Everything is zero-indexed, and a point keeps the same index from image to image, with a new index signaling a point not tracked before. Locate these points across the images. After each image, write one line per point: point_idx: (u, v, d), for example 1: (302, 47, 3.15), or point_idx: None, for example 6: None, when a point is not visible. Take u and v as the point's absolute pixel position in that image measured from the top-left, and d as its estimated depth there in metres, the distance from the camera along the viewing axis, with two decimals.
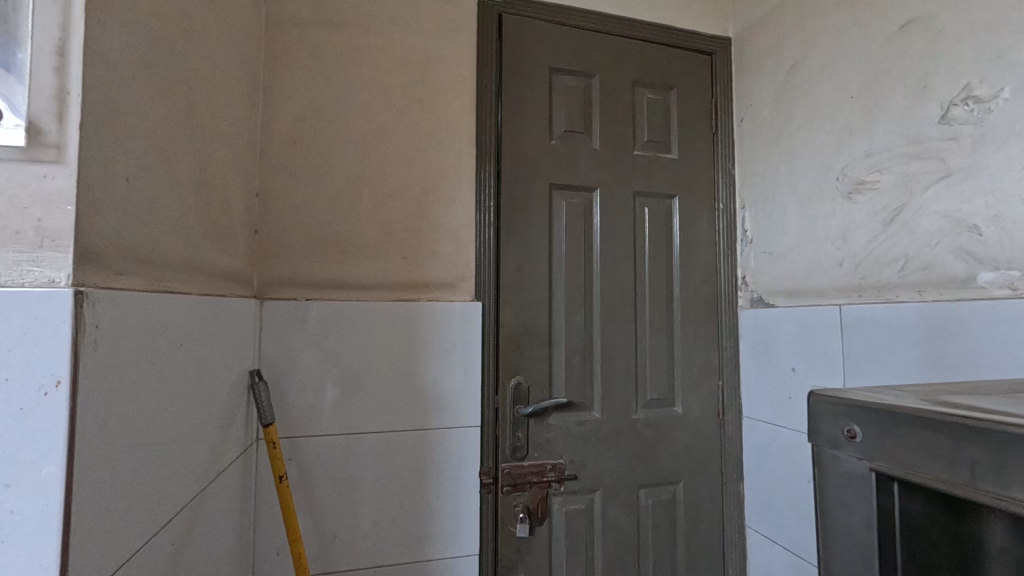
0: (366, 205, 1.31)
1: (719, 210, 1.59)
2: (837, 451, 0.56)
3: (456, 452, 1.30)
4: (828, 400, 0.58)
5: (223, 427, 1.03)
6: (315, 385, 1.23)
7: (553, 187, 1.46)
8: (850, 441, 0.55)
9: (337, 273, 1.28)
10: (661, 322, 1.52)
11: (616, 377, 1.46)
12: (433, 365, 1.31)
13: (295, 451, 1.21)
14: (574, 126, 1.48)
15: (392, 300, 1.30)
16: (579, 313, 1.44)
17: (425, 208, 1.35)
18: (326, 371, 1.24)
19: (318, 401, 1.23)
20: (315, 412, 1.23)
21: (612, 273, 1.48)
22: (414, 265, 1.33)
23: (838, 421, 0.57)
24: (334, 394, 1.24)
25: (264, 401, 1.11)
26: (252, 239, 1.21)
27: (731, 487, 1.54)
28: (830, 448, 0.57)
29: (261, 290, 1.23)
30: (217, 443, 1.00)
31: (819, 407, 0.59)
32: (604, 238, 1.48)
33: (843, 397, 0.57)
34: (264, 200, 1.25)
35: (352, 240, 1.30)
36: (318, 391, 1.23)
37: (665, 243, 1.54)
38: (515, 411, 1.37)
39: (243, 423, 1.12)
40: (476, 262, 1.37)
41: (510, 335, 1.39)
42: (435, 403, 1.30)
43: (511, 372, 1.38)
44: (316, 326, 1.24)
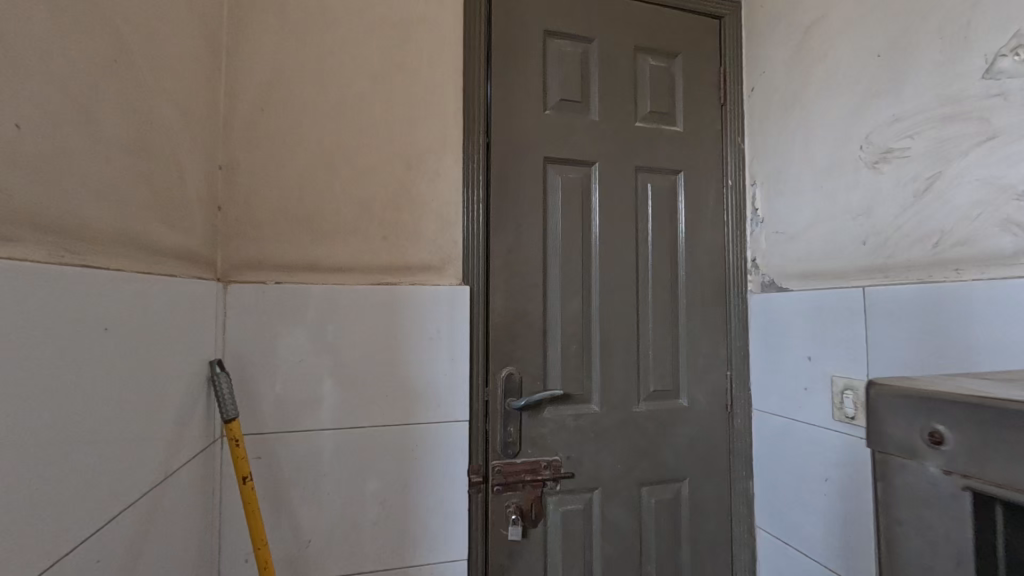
0: (343, 180, 1.19)
1: (728, 187, 1.48)
2: (915, 458, 0.51)
3: (443, 448, 1.20)
4: (897, 398, 0.52)
5: (179, 423, 0.92)
6: (286, 377, 1.12)
7: (548, 162, 1.34)
8: (931, 446, 0.49)
9: (311, 254, 1.17)
10: (664, 308, 1.41)
11: (616, 367, 1.35)
12: (417, 354, 1.20)
13: (265, 449, 1.10)
14: (570, 95, 1.36)
15: (370, 284, 1.19)
16: (576, 298, 1.33)
17: (408, 184, 1.24)
18: (299, 361, 1.13)
19: (290, 394, 1.12)
20: (287, 406, 1.12)
21: (613, 255, 1.37)
22: (396, 245, 1.22)
23: (913, 424, 0.51)
24: (308, 387, 1.13)
25: (226, 394, 1.00)
26: (214, 217, 1.09)
27: (740, 484, 1.43)
28: (902, 455, 0.52)
29: (225, 273, 1.11)
30: (171, 441, 0.89)
31: (885, 406, 0.53)
32: (604, 217, 1.36)
33: (922, 392, 0.51)
34: (227, 173, 1.13)
35: (326, 218, 1.18)
36: (290, 384, 1.12)
37: (669, 223, 1.42)
38: (506, 405, 1.26)
39: (203, 419, 1.02)
40: (464, 243, 1.26)
41: (501, 322, 1.27)
42: (419, 396, 1.19)
43: (502, 363, 1.27)
44: (287, 312, 1.13)
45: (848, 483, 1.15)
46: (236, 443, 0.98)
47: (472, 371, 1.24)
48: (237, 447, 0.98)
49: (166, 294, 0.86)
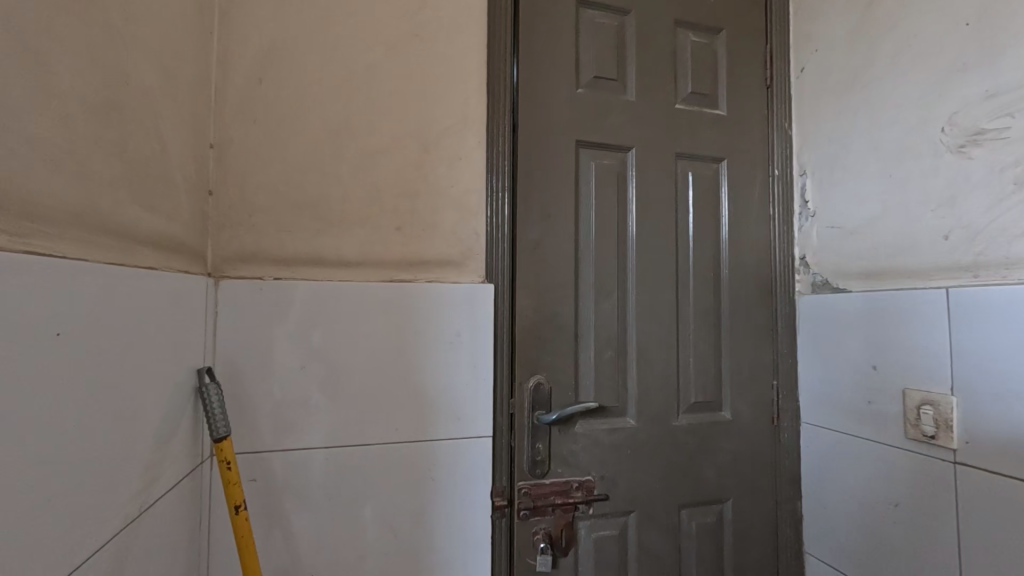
0: (351, 163, 1.05)
1: (774, 177, 1.34)
2: None
3: (464, 468, 1.06)
4: None
5: (160, 442, 0.77)
6: (285, 387, 0.98)
7: (580, 146, 1.20)
8: None
9: (316, 246, 1.02)
10: (706, 311, 1.27)
11: (654, 377, 1.21)
12: (434, 361, 1.06)
13: (260, 470, 0.96)
14: (605, 72, 1.22)
15: (382, 281, 1.05)
16: (611, 299, 1.19)
17: (425, 168, 1.09)
18: (300, 368, 0.99)
19: (290, 407, 0.98)
20: (286, 421, 0.97)
21: (651, 251, 1.23)
22: (411, 237, 1.08)
23: None
24: (310, 399, 0.99)
25: (217, 407, 0.85)
26: (203, 202, 0.94)
27: (788, 505, 1.30)
28: None
29: (215, 268, 0.97)
30: (151, 466, 0.75)
31: None
32: (641, 209, 1.23)
33: None
34: (220, 153, 0.98)
35: (332, 205, 1.04)
36: (290, 394, 0.98)
37: (711, 216, 1.29)
38: (535, 419, 1.12)
39: (190, 436, 0.87)
40: (487, 235, 1.12)
41: (528, 325, 1.13)
42: (436, 409, 1.05)
43: (530, 371, 1.13)
44: (288, 313, 0.99)
45: (924, 510, 1.01)
46: (228, 465, 0.83)
47: (496, 379, 1.10)
48: (229, 470, 0.83)
49: (142, 289, 0.71)
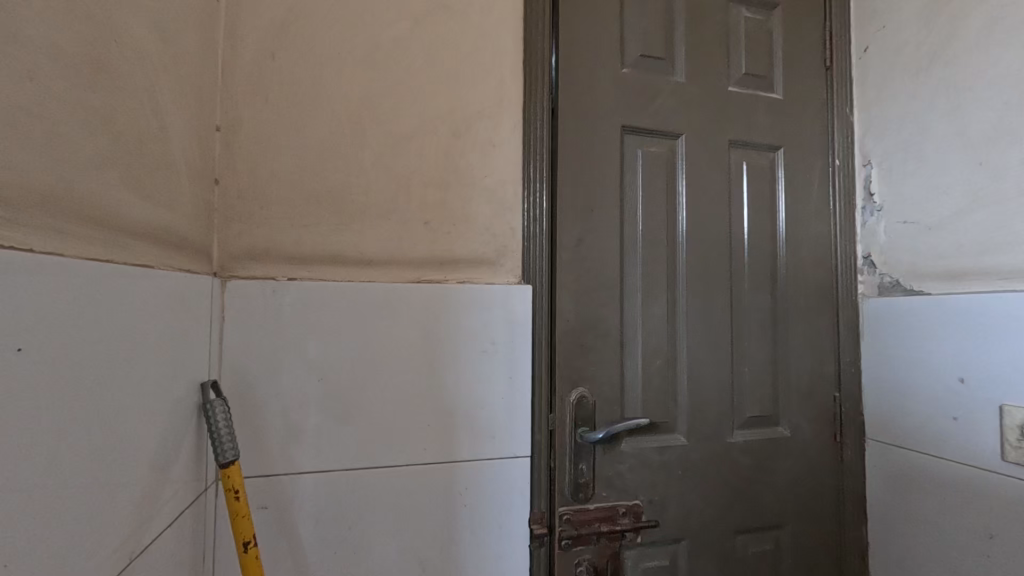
0: (374, 149, 0.94)
1: (835, 167, 1.21)
2: None
3: (499, 492, 0.94)
4: None
5: (157, 470, 0.66)
6: (300, 401, 0.86)
7: (626, 132, 1.08)
8: None
9: (335, 243, 0.91)
10: (762, 315, 1.15)
11: (706, 388, 1.09)
12: (466, 372, 0.94)
13: (273, 496, 0.85)
14: (652, 50, 1.10)
15: (408, 281, 0.93)
16: (659, 302, 1.08)
17: (455, 155, 0.98)
18: (317, 380, 0.87)
19: (306, 424, 0.86)
20: (302, 440, 0.86)
21: (703, 249, 1.11)
22: (441, 233, 0.96)
23: None
24: (328, 415, 0.87)
25: (223, 427, 0.73)
26: (208, 191, 0.83)
27: (852, 532, 1.17)
28: None
29: (221, 266, 0.85)
30: (146, 499, 0.63)
31: None
32: (691, 202, 1.11)
33: None
34: (227, 136, 0.86)
35: (353, 196, 0.92)
36: (306, 409, 0.86)
37: (768, 211, 1.17)
38: (578, 437, 1.00)
39: (194, 460, 0.76)
40: (524, 231, 1.00)
41: (569, 331, 1.01)
42: (469, 426, 0.94)
43: (571, 382, 1.01)
44: (303, 317, 0.87)
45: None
46: (236, 494, 0.72)
47: (534, 392, 0.98)
48: (237, 501, 0.71)
49: (135, 291, 0.60)
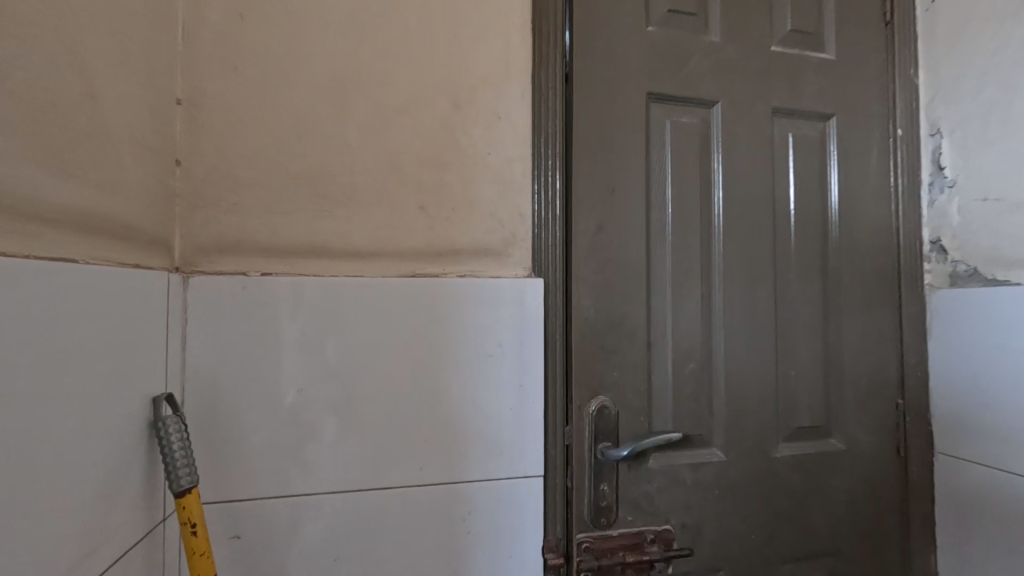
0: (360, 124, 0.81)
1: (897, 138, 1.05)
2: None
3: (506, 518, 0.82)
4: None
5: (102, 501, 0.55)
6: (300, 407, 0.76)
7: (652, 100, 0.93)
8: None
9: (316, 232, 0.78)
10: (812, 310, 0.99)
11: (747, 396, 0.95)
12: (467, 380, 0.82)
13: (246, 524, 0.74)
14: (682, 5, 0.95)
15: (402, 275, 0.81)
16: (693, 297, 0.93)
17: (455, 130, 0.85)
18: (315, 383, 0.76)
19: (312, 431, 0.76)
20: (307, 448, 0.76)
21: (742, 236, 0.96)
22: (439, 219, 0.83)
23: None
24: (332, 421, 0.77)
25: (180, 449, 0.62)
26: (165, 174, 0.71)
27: (920, 560, 1.01)
28: None
29: (183, 261, 0.73)
30: (87, 540, 0.53)
31: None
32: (728, 181, 0.96)
33: None
34: (189, 110, 0.75)
35: (337, 178, 0.79)
36: (307, 415, 0.76)
37: (819, 190, 1.01)
38: (598, 453, 0.87)
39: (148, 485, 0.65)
40: (535, 217, 0.87)
41: (588, 332, 0.88)
42: (471, 442, 0.82)
43: (590, 391, 0.88)
44: (282, 317, 0.76)
45: None
46: (193, 529, 0.61)
47: (547, 402, 0.85)
48: (195, 537, 0.61)
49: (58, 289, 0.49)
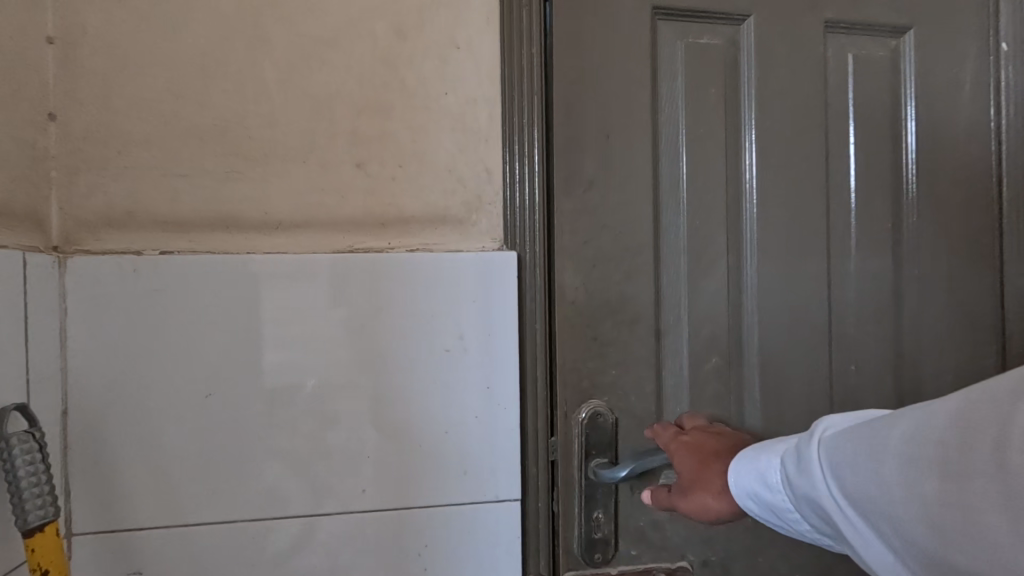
0: (280, 61, 0.64)
1: (1000, 56, 0.78)
2: None
3: (473, 551, 0.66)
4: None
5: None
6: (318, 397, 0.63)
7: (660, 18, 0.72)
8: None
9: (227, 199, 0.63)
10: (880, 288, 0.76)
11: (789, 399, 0.74)
12: (428, 380, 0.65)
13: (151, 558, 0.61)
14: None
15: (336, 250, 0.65)
16: (717, 273, 0.72)
17: (401, 65, 0.67)
18: (334, 367, 0.64)
19: (333, 419, 0.64)
20: (323, 441, 0.64)
21: (783, 193, 0.74)
22: (381, 180, 0.66)
23: None
24: (358, 411, 0.64)
25: (32, 475, 0.48)
26: (31, 129, 0.58)
27: None
28: None
29: (64, 238, 0.60)
30: None
31: None
32: (763, 122, 0.74)
33: None
34: (64, 51, 0.60)
35: (251, 131, 0.64)
36: (326, 403, 0.64)
37: (888, 130, 0.77)
38: (589, 473, 0.69)
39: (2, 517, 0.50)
40: (507, 173, 0.68)
41: (576, 319, 0.70)
42: (431, 455, 0.65)
43: (581, 393, 0.70)
44: (186, 306, 0.61)
45: None
46: None
47: (524, 408, 0.68)
48: None
49: None
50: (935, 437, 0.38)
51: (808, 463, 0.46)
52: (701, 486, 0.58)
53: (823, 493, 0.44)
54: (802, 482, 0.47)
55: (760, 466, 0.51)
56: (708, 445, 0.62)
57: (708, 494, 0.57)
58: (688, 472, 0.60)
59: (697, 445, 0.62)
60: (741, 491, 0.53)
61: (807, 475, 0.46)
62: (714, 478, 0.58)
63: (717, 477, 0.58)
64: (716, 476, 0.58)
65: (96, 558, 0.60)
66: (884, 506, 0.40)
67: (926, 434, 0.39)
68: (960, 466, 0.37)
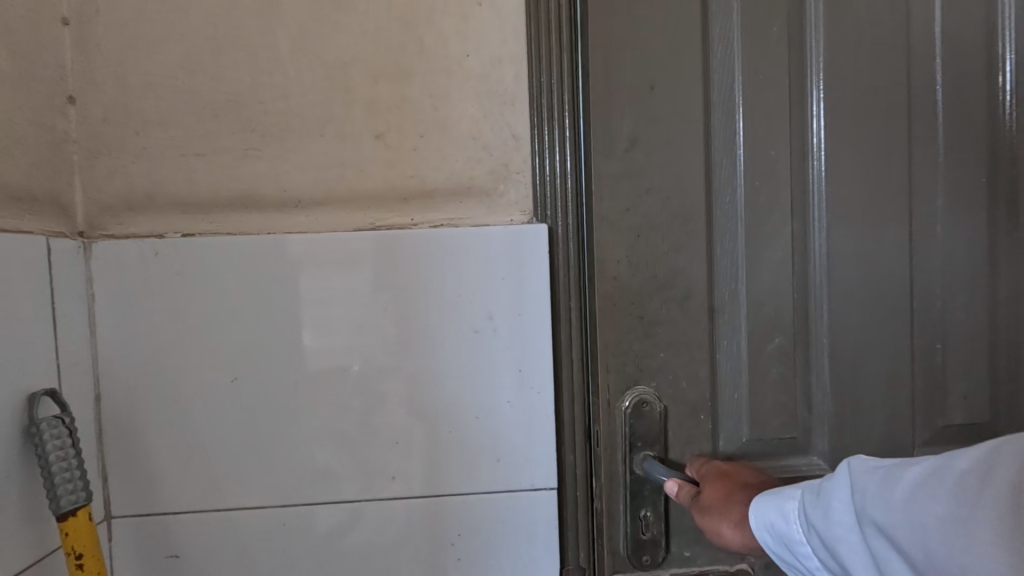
0: (293, 28, 0.61)
1: None
2: None
3: (509, 541, 0.63)
4: None
5: None
6: (364, 380, 0.61)
7: None
8: None
9: (246, 178, 0.61)
10: (974, 255, 0.66)
11: (864, 383, 0.66)
12: (459, 364, 0.61)
13: (185, 542, 0.61)
14: None
15: (358, 229, 0.61)
16: (780, 243, 0.65)
17: (418, 24, 0.62)
18: (380, 348, 0.61)
19: (379, 402, 0.61)
20: (363, 433, 0.61)
21: (856, 148, 0.65)
22: (401, 151, 0.62)
23: None
24: (404, 395, 0.61)
25: (61, 460, 0.48)
26: (50, 114, 0.57)
27: None
28: None
29: (89, 223, 0.60)
30: None
31: None
32: (832, 66, 0.64)
33: None
34: (79, 32, 0.59)
35: (265, 105, 0.61)
36: (375, 385, 0.61)
37: (986, 69, 0.65)
38: (637, 467, 0.64)
39: (34, 502, 0.50)
40: (536, 138, 0.63)
41: (623, 297, 0.64)
42: (465, 442, 0.62)
43: (626, 379, 0.64)
44: (208, 290, 0.60)
45: None
46: (78, 560, 0.48)
47: (559, 392, 0.63)
48: (80, 571, 0.48)
49: None
50: (956, 473, 0.36)
51: (827, 494, 0.43)
52: (719, 511, 0.54)
53: (837, 524, 0.41)
54: (818, 509, 0.43)
55: (782, 497, 0.47)
56: (739, 476, 0.58)
57: (725, 521, 0.53)
58: (711, 493, 0.57)
59: (728, 473, 0.59)
60: (758, 521, 0.48)
61: (823, 503, 0.43)
62: (733, 505, 0.54)
63: (737, 505, 0.54)
64: (739, 505, 0.54)
65: (134, 540, 0.60)
66: (893, 536, 0.37)
67: (946, 470, 0.36)
68: (972, 499, 0.34)
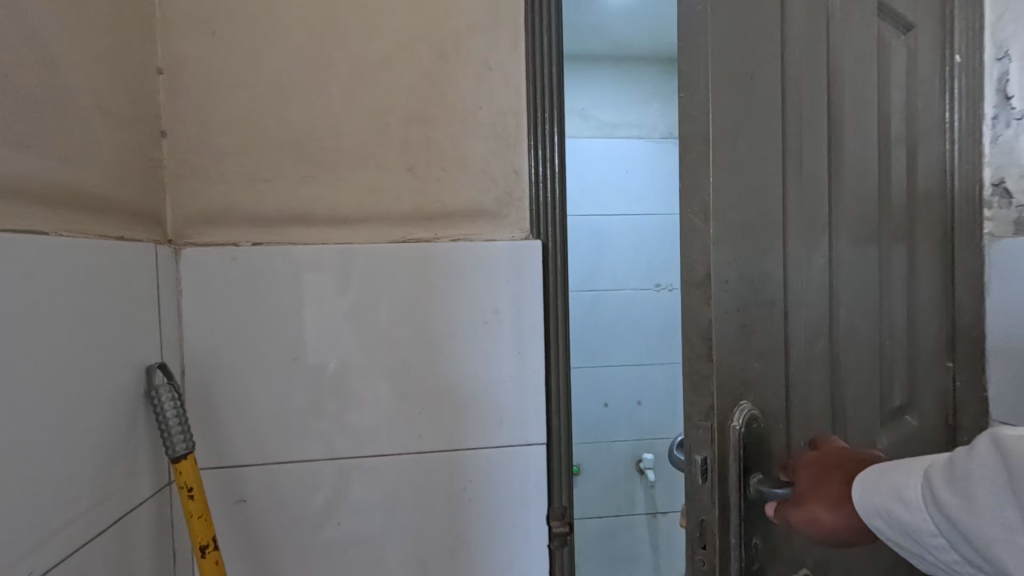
0: (344, 82, 0.77)
1: (955, 63, 0.91)
2: None
3: (509, 484, 0.81)
4: None
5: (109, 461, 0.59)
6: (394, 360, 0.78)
7: None
8: None
9: (305, 200, 0.77)
10: (897, 268, 0.82)
11: (852, 379, 0.72)
12: (470, 347, 0.79)
13: (251, 488, 0.76)
14: None
15: (393, 241, 0.78)
16: (820, 253, 0.67)
17: (442, 82, 0.79)
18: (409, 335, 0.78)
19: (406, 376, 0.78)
20: (376, 403, 0.78)
21: (854, 161, 0.71)
22: (428, 181, 0.80)
23: None
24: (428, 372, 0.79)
25: (175, 416, 0.63)
26: (151, 145, 0.72)
27: None
28: None
29: (176, 233, 0.75)
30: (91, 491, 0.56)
31: None
32: (847, 86, 0.70)
33: None
34: (171, 79, 0.74)
35: (321, 142, 0.77)
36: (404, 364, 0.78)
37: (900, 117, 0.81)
38: (751, 493, 0.57)
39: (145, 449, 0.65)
40: (533, 173, 0.81)
41: (731, 302, 0.58)
42: (474, 409, 0.80)
43: (733, 392, 0.58)
44: (266, 290, 0.75)
45: None
46: (189, 493, 0.63)
47: (550, 371, 0.82)
48: (191, 500, 0.63)
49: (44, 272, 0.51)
50: None
51: (963, 478, 0.41)
52: (816, 493, 0.56)
53: (985, 516, 0.39)
54: (954, 493, 0.42)
55: (896, 482, 0.47)
56: (832, 458, 0.58)
57: (821, 505, 0.55)
58: (805, 479, 0.58)
59: (819, 458, 0.59)
60: (869, 508, 0.49)
61: (963, 491, 0.41)
62: (834, 486, 0.55)
63: (836, 488, 0.55)
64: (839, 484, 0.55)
65: (209, 487, 0.75)
66: None
67: None
68: None
